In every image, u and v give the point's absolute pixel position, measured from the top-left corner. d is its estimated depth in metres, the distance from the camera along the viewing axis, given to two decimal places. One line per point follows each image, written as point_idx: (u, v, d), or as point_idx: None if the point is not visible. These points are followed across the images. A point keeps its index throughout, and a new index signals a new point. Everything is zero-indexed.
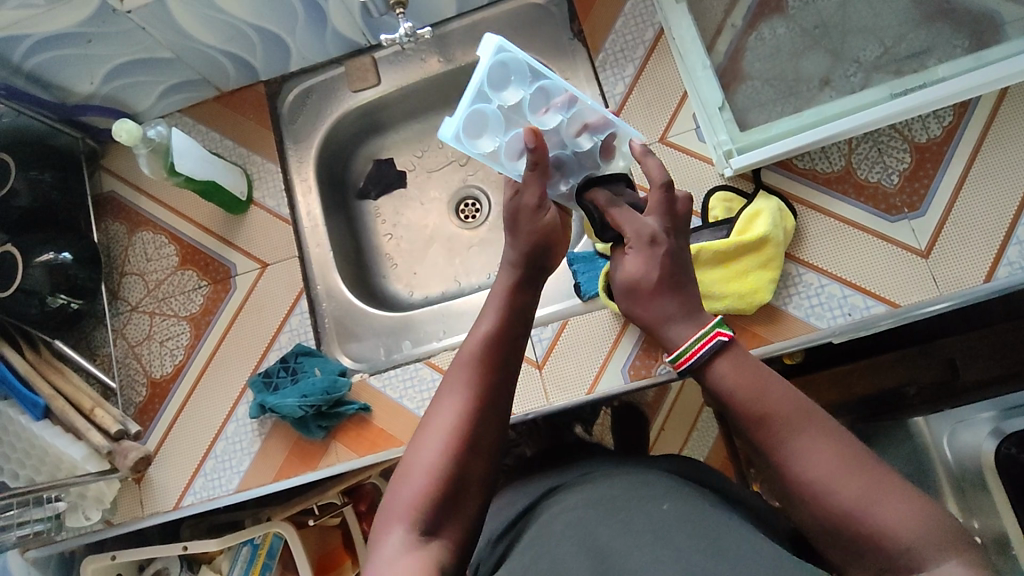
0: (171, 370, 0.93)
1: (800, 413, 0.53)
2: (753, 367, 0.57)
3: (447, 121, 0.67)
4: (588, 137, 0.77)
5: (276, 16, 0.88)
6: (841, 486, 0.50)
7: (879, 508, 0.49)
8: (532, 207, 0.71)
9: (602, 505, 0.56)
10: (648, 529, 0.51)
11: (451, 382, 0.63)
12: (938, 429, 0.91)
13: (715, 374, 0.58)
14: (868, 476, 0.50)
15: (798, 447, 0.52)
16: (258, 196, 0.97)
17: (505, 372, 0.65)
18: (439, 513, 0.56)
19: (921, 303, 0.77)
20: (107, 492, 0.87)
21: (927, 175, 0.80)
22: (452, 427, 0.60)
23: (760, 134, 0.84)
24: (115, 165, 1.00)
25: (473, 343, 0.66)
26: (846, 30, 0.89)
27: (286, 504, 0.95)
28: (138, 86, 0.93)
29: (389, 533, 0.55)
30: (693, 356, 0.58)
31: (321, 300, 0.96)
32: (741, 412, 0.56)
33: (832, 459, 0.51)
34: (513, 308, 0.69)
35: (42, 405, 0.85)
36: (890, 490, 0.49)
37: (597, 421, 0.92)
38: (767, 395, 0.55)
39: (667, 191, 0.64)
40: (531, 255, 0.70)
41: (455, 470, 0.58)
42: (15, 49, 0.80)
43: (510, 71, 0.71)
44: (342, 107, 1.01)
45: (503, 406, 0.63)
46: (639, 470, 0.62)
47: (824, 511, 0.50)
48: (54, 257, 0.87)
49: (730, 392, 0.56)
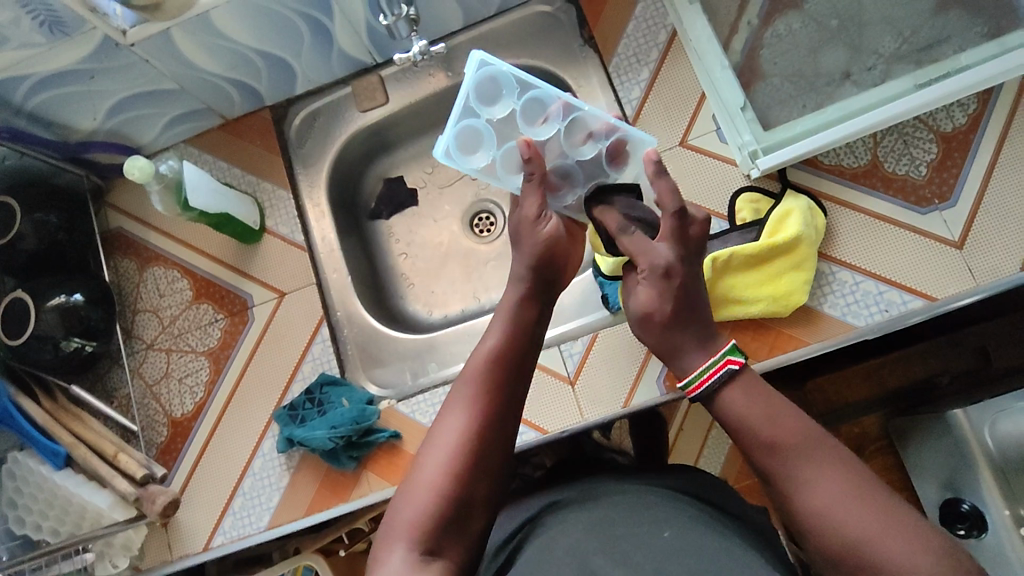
0: (191, 408, 0.91)
1: (810, 442, 0.54)
2: (764, 394, 0.57)
3: (437, 136, 0.71)
4: (593, 145, 0.77)
5: (282, 41, 0.86)
6: (848, 515, 0.50)
7: (888, 540, 0.48)
8: (532, 217, 0.70)
9: (604, 531, 0.54)
10: (648, 560, 0.50)
11: (455, 397, 0.61)
12: (979, 421, 0.85)
13: (722, 401, 0.58)
14: (877, 509, 0.50)
15: (806, 475, 0.52)
16: (270, 224, 0.95)
17: (513, 386, 0.63)
18: (440, 531, 0.55)
19: (958, 295, 0.76)
20: (135, 539, 0.85)
21: (955, 164, 0.79)
22: (456, 443, 0.58)
23: (784, 133, 0.83)
24: (120, 201, 0.97)
25: (481, 356, 0.64)
26: (863, 22, 0.88)
27: (316, 535, 0.87)
28: (141, 119, 0.90)
29: (390, 551, 0.53)
30: (703, 383, 0.59)
31: (342, 326, 0.94)
32: (749, 438, 0.56)
33: (839, 491, 0.51)
34: (521, 320, 0.67)
35: (63, 453, 0.84)
36: (900, 523, 0.49)
37: (615, 427, 0.83)
38: (777, 422, 0.55)
39: (681, 219, 0.63)
40: (541, 267, 0.69)
41: (460, 488, 0.56)
42: (16, 90, 0.78)
43: (502, 86, 0.74)
44: (350, 129, 0.99)
45: (511, 422, 0.61)
46: (634, 494, 0.60)
47: (830, 541, 0.50)
48: (65, 300, 0.84)
49: (739, 418, 0.57)
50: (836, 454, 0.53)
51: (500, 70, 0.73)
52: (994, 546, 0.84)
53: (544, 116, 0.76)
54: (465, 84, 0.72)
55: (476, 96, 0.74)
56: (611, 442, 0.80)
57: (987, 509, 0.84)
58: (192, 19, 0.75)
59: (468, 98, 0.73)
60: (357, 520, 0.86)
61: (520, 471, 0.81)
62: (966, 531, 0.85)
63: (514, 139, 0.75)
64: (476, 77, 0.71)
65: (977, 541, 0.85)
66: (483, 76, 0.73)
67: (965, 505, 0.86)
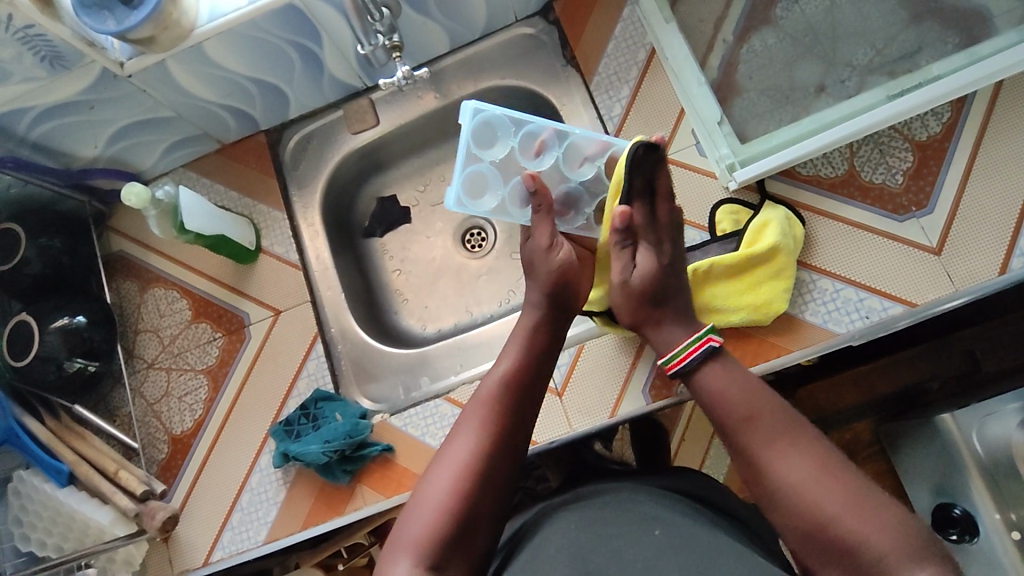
0: (191, 425, 0.93)
1: (782, 424, 0.60)
2: (738, 374, 0.65)
3: (446, 189, 0.77)
4: (590, 165, 0.82)
5: (274, 69, 0.89)
6: (822, 491, 0.56)
7: (855, 514, 0.54)
8: (544, 246, 0.75)
9: (590, 529, 0.56)
10: (639, 558, 0.54)
11: (468, 417, 0.64)
12: (967, 424, 0.84)
13: (702, 378, 0.66)
14: (844, 486, 0.56)
15: (779, 453, 0.59)
16: (265, 244, 0.98)
17: (523, 412, 0.66)
18: (447, 548, 0.57)
19: (938, 301, 0.77)
20: (136, 554, 0.87)
21: (930, 172, 0.80)
22: (465, 463, 0.60)
23: (760, 146, 0.85)
24: (122, 225, 1.01)
25: (494, 380, 0.67)
26: (836, 37, 0.91)
27: (315, 550, 0.90)
28: (142, 146, 0.94)
29: (394, 563, 0.56)
30: (684, 359, 0.67)
31: (336, 342, 0.96)
32: (726, 413, 0.62)
33: (810, 469, 0.57)
34: (535, 345, 0.70)
35: (66, 471, 0.85)
36: (864, 503, 0.55)
37: (617, 437, 0.83)
38: (753, 403, 0.62)
39: (671, 205, 0.74)
40: (555, 294, 0.73)
41: (467, 506, 0.58)
42: (20, 121, 0.82)
43: (495, 127, 0.79)
44: (342, 150, 1.02)
45: (519, 447, 0.64)
46: (626, 493, 0.59)
47: (802, 515, 0.56)
48: (68, 321, 0.87)
49: (718, 394, 0.64)
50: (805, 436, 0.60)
51: (492, 114, 0.77)
52: (987, 549, 0.83)
53: (534, 147, 0.81)
54: (462, 134, 0.77)
55: (474, 142, 0.79)
56: (612, 455, 0.80)
57: (977, 513, 0.83)
58: (186, 50, 0.78)
59: (467, 148, 0.78)
60: (357, 533, 0.88)
61: (524, 483, 0.84)
62: (958, 536, 0.84)
63: (517, 175, 0.81)
64: (472, 125, 0.76)
65: (970, 545, 0.84)
66: (479, 122, 0.77)
67: (957, 509, 0.85)
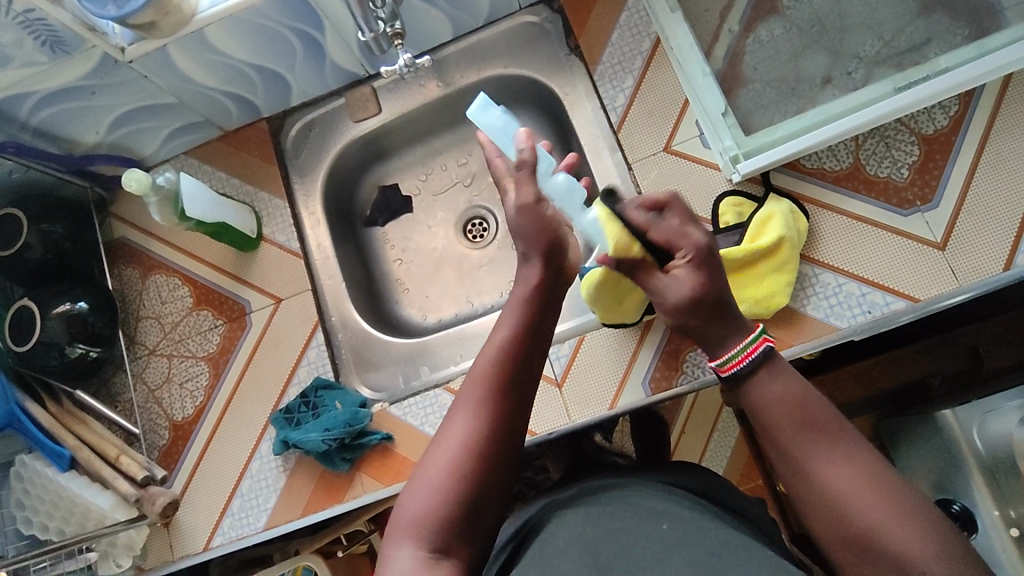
0: (192, 411, 0.93)
1: (834, 434, 0.54)
2: (790, 376, 0.58)
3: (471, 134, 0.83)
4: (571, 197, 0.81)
5: (276, 55, 0.89)
6: (870, 509, 0.50)
7: (905, 536, 0.49)
8: (530, 202, 0.72)
9: (599, 523, 0.55)
10: (648, 553, 0.52)
11: (466, 397, 0.61)
12: (968, 420, 0.84)
13: (755, 382, 0.58)
14: (896, 505, 0.50)
15: (828, 466, 0.53)
16: (267, 232, 0.98)
17: (521, 383, 0.63)
18: (449, 531, 0.55)
19: (942, 296, 0.76)
20: (137, 539, 0.88)
21: (936, 167, 0.79)
22: (466, 443, 0.58)
23: (764, 137, 0.84)
24: (124, 212, 1.01)
25: (488, 355, 0.64)
26: (843, 27, 0.90)
27: (314, 536, 0.88)
28: (143, 132, 0.94)
29: (397, 549, 0.54)
30: (740, 362, 0.59)
31: (337, 331, 0.96)
32: (775, 421, 0.56)
33: (861, 483, 0.51)
34: (530, 317, 0.67)
35: (67, 456, 0.86)
36: (916, 526, 0.49)
37: (617, 429, 0.83)
38: (779, 393, 0.57)
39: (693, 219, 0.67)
40: (549, 254, 0.70)
41: (469, 489, 0.56)
42: (22, 106, 0.82)
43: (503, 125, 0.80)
44: (344, 139, 1.02)
45: (519, 424, 0.61)
46: (635, 490, 0.60)
47: (846, 530, 0.51)
48: (70, 307, 0.88)
49: (768, 401, 0.57)
50: (857, 449, 0.54)
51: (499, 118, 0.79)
52: (986, 547, 0.81)
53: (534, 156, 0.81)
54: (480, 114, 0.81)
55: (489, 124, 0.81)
56: (611, 446, 0.81)
57: (976, 509, 0.82)
58: (187, 35, 0.78)
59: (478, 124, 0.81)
60: (356, 519, 0.87)
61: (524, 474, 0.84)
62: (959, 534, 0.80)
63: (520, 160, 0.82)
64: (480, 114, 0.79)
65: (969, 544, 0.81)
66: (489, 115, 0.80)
67: (956, 506, 0.81)
